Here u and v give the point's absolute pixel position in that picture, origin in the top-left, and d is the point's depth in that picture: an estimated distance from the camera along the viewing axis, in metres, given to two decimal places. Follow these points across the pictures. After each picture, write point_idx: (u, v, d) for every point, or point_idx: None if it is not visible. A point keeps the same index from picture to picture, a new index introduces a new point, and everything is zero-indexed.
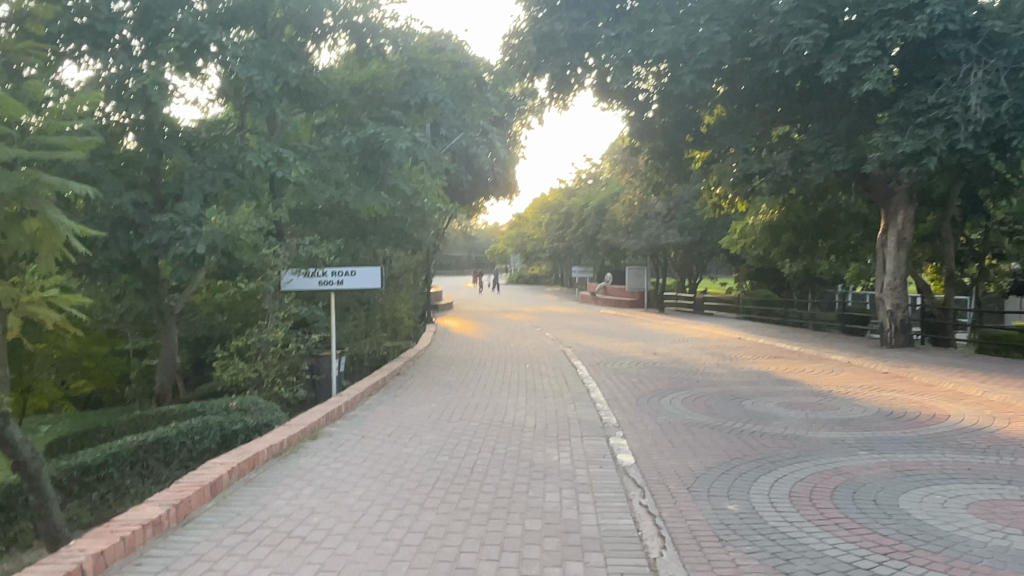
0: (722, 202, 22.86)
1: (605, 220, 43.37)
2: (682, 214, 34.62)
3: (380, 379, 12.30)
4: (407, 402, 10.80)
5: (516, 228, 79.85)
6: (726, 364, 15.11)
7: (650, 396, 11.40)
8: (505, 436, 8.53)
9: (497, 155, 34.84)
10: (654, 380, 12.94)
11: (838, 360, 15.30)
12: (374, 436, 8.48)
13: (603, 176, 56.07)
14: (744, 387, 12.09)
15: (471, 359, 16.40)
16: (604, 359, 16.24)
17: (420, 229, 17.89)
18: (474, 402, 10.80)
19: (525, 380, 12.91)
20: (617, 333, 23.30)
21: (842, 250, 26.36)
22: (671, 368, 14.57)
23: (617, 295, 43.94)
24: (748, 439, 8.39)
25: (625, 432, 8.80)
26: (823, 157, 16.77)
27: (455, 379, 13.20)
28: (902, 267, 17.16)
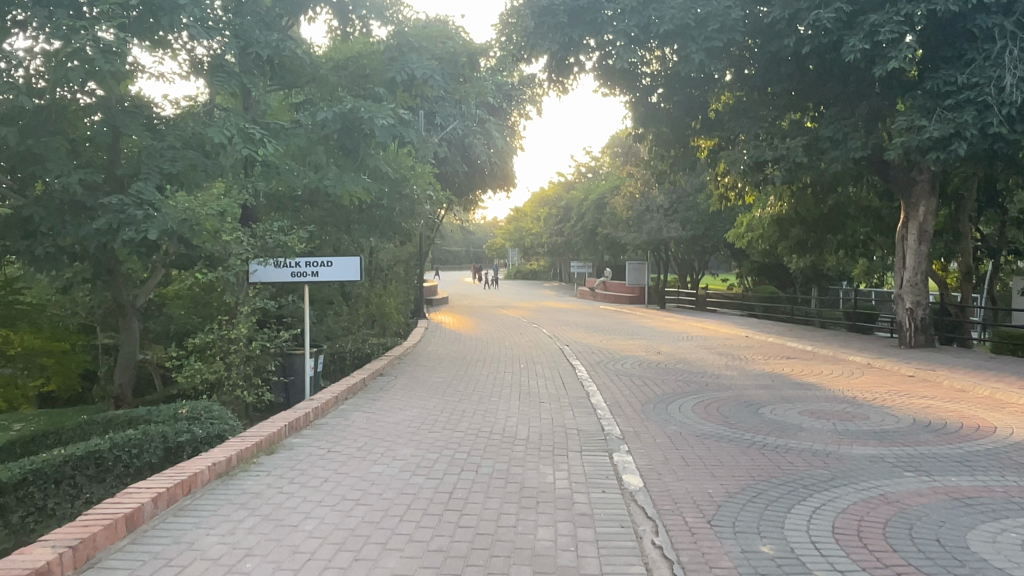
0: (730, 193, 21.73)
1: (605, 214, 42.31)
2: (685, 208, 33.51)
3: (358, 381, 11.17)
4: (386, 407, 9.68)
5: (514, 223, 78.77)
6: (737, 365, 14.00)
7: (657, 401, 10.27)
8: (491, 449, 7.42)
9: (494, 144, 33.89)
10: (660, 383, 11.82)
11: (856, 362, 14.18)
12: (341, 450, 7.37)
13: (603, 169, 54.95)
14: (759, 391, 10.97)
15: (462, 358, 15.27)
16: (605, 359, 15.12)
17: (409, 218, 16.76)
18: (460, 408, 9.68)
19: (518, 383, 11.79)
20: (618, 330, 22.14)
21: (852, 245, 25.26)
22: (677, 369, 13.45)
23: (617, 290, 42.85)
24: (772, 456, 7.27)
25: (629, 446, 7.69)
26: (840, 144, 15.65)
27: (441, 380, 12.07)
28: (923, 261, 16.04)
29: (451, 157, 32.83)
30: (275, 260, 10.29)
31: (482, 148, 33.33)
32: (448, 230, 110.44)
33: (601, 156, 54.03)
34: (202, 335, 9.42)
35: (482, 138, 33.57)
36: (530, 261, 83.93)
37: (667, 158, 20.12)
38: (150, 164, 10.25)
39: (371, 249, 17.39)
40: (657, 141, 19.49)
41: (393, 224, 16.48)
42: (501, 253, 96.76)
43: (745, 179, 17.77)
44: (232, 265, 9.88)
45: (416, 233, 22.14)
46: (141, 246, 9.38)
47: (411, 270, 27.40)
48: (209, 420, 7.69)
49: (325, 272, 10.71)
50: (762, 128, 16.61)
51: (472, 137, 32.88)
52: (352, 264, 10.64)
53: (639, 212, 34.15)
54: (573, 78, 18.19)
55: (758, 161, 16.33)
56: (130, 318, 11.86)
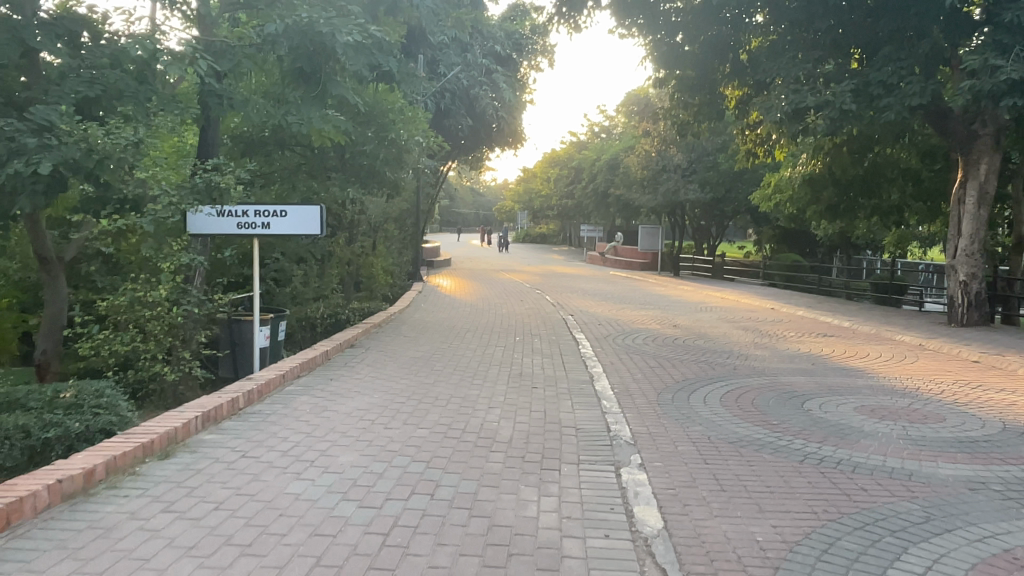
0: (757, 149, 19.57)
1: (618, 174, 40.13)
2: (703, 168, 31.27)
3: (318, 355, 9.35)
4: (340, 390, 7.85)
5: (524, 184, 76.48)
6: (766, 344, 12.10)
7: (676, 390, 8.40)
8: (458, 460, 5.59)
9: (501, 96, 31.66)
10: (678, 364, 9.96)
11: (904, 343, 12.23)
12: (260, 454, 5.56)
13: (617, 130, 52.48)
14: (799, 380, 9.07)
15: (451, 328, 13.40)
16: (616, 333, 13.20)
17: (395, 168, 14.76)
18: (431, 393, 7.84)
19: (508, 361, 9.90)
20: (630, 299, 20.25)
21: (887, 211, 23.10)
22: (698, 347, 11.58)
23: (629, 256, 40.85)
24: (836, 480, 5.39)
25: (643, 457, 5.82)
26: (894, 90, 13.50)
27: (419, 356, 10.18)
28: (981, 227, 13.89)
29: (455, 110, 30.61)
30: (220, 206, 8.53)
31: (488, 101, 31.11)
32: (457, 191, 108.01)
33: (614, 115, 51.51)
34: (113, 298, 7.62)
35: (489, 90, 31.34)
36: (539, 224, 81.76)
37: (690, 109, 17.93)
38: (61, 85, 8.31)
39: (355, 203, 15.46)
40: (679, 87, 17.29)
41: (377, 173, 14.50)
42: (510, 216, 94.54)
43: (780, 132, 15.66)
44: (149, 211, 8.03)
45: (409, 188, 20.12)
46: (36, 184, 7.43)
47: (407, 229, 25.48)
48: (92, 410, 5.91)
49: (278, 223, 8.80)
50: (802, 71, 14.42)
51: (478, 89, 30.64)
52: (311, 215, 8.73)
53: (654, 172, 31.93)
54: (587, 13, 15.95)
55: (798, 109, 14.21)
56: (56, 272, 9.97)
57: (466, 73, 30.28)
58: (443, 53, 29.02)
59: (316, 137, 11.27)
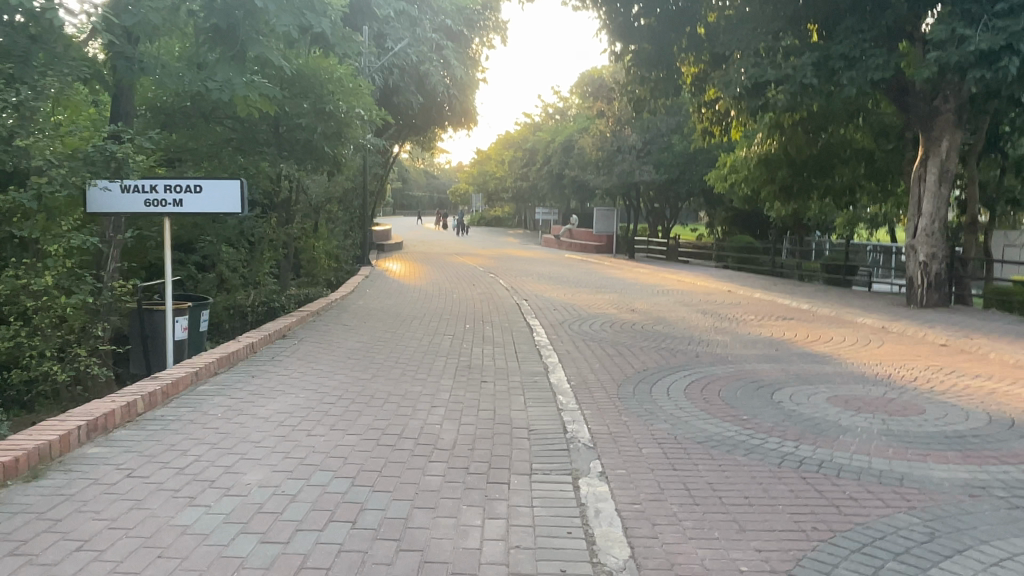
0: (713, 127, 19.00)
1: (572, 155, 39.45)
2: (658, 149, 30.77)
3: (242, 348, 8.36)
4: (261, 389, 6.93)
5: (478, 166, 75.31)
6: (727, 328, 11.55)
7: (637, 380, 7.72)
8: (389, 474, 4.77)
9: (452, 73, 30.53)
10: (638, 352, 9.29)
11: (867, 325, 11.81)
12: (150, 474, 4.66)
13: (571, 111, 51.73)
14: (766, 367, 8.48)
15: (396, 315, 12.50)
16: (572, 318, 12.47)
17: (333, 143, 13.72)
18: (365, 390, 6.97)
19: (455, 352, 9.07)
20: (585, 282, 19.56)
21: (840, 191, 22.93)
22: (657, 333, 10.95)
23: (583, 238, 40.30)
24: (822, 487, 4.73)
25: (604, 463, 5.07)
26: (856, 63, 13.01)
27: (357, 347, 9.28)
28: (942, 206, 13.64)
29: (403, 87, 29.40)
30: (122, 181, 7.72)
31: (439, 79, 29.89)
32: (409, 173, 106.19)
33: (568, 95, 50.68)
34: None
35: (440, 66, 30.15)
36: (493, 206, 80.72)
37: (645, 86, 17.21)
38: None
39: (291, 181, 14.36)
40: (635, 61, 16.52)
41: (313, 148, 13.46)
42: (464, 199, 93.18)
43: (740, 109, 15.09)
44: (31, 183, 6.62)
45: (353, 166, 18.99)
46: None
47: (353, 211, 24.31)
48: None
49: (191, 201, 7.96)
50: (763, 43, 13.84)
51: (428, 65, 29.29)
52: (230, 190, 7.92)
53: (608, 153, 31.30)
54: None
55: (759, 83, 13.62)
56: None
57: (415, 48, 29.07)
58: (389, 26, 27.73)
59: (240, 105, 10.25)
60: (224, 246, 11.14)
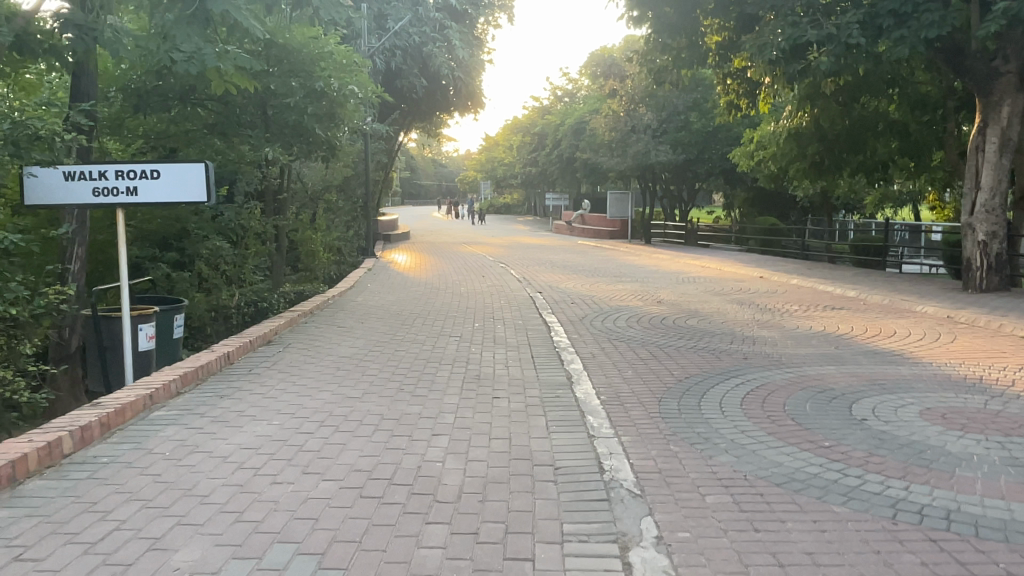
0: (739, 100, 17.91)
1: (583, 138, 38.01)
2: (675, 128, 29.30)
3: (213, 361, 7.13)
4: (227, 415, 5.70)
5: (486, 153, 73.88)
6: (770, 321, 10.23)
7: (681, 392, 6.43)
8: (372, 547, 3.51)
9: (456, 55, 29.16)
10: (675, 354, 8.01)
11: (928, 315, 10.44)
12: (46, 555, 3.46)
13: (581, 93, 50.16)
14: (829, 372, 7.17)
15: (398, 312, 11.22)
16: (594, 313, 11.16)
17: (325, 124, 12.43)
18: (352, 414, 5.71)
19: (461, 359, 7.79)
20: (603, 270, 18.26)
21: (871, 167, 21.42)
22: (693, 328, 9.65)
23: (597, 224, 38.98)
24: (963, 557, 3.43)
25: (659, 523, 3.81)
26: (907, 20, 11.54)
27: (349, 354, 8.01)
28: (1003, 179, 12.12)
29: (406, 70, 28.04)
30: (61, 168, 6.61)
31: (443, 60, 28.59)
32: (417, 162, 104.85)
33: (577, 77, 49.12)
34: None
35: (444, 48, 28.76)
36: (503, 194, 79.29)
37: (667, 55, 15.79)
38: None
39: (281, 167, 13.12)
40: (656, 28, 15.08)
41: (303, 129, 12.22)
42: (473, 187, 91.77)
43: (773, 77, 13.68)
44: None
45: (352, 151, 17.70)
46: None
47: (355, 200, 23.04)
48: None
49: (147, 188, 6.74)
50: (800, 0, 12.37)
51: (431, 46, 28.21)
52: (191, 175, 6.68)
53: (622, 133, 29.84)
54: None
55: (800, 44, 12.23)
56: None
57: (416, 28, 27.65)
58: (391, 7, 26.90)
59: (213, 79, 9.04)
60: (207, 240, 9.86)
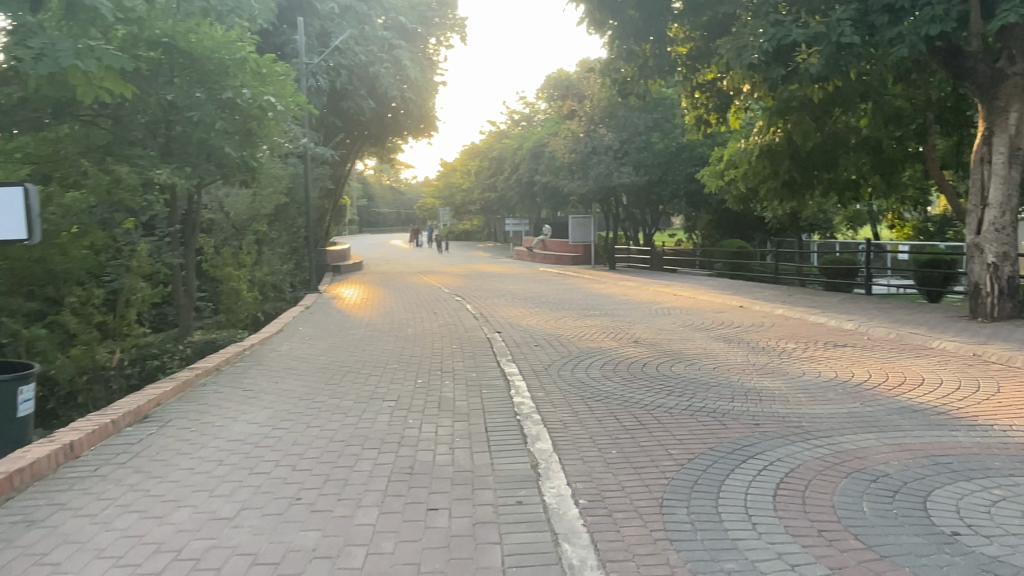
0: (708, 115, 16.55)
1: (542, 161, 36.65)
2: (637, 149, 27.99)
3: (45, 459, 5.14)
4: (16, 567, 3.76)
5: (443, 178, 72.28)
6: (769, 366, 8.61)
7: (688, 488, 4.67)
8: None
9: (407, 75, 27.52)
10: (668, 421, 6.27)
11: (950, 353, 8.93)
12: None
13: (538, 117, 48.73)
14: (872, 447, 5.51)
15: (325, 365, 9.28)
16: (561, 360, 9.37)
17: (238, 143, 10.59)
18: (211, 555, 3.81)
19: (392, 438, 5.92)
20: (567, 302, 16.57)
21: (846, 185, 20.25)
22: (681, 379, 7.93)
23: (559, 249, 37.49)
24: None
25: None
26: (904, 17, 10.24)
27: (242, 435, 6.06)
28: (1014, 193, 10.84)
29: (352, 91, 26.30)
30: None
31: (392, 81, 26.69)
32: (373, 190, 102.79)
33: (534, 100, 47.72)
34: None
35: (391, 68, 26.81)
36: (462, 220, 77.68)
37: (632, 64, 14.35)
38: None
39: (190, 193, 11.12)
40: (620, 34, 13.63)
41: (213, 148, 10.38)
42: (430, 214, 89.85)
43: (753, 85, 12.28)
44: None
45: (283, 175, 15.76)
46: None
47: (295, 231, 21.02)
48: None
49: None
50: None
51: (379, 66, 26.30)
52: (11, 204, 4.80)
53: (582, 155, 28.44)
54: None
55: (785, 44, 10.89)
56: None
57: (363, 47, 25.97)
58: (334, 24, 25.07)
59: (76, 83, 7.22)
60: (83, 282, 8.15)
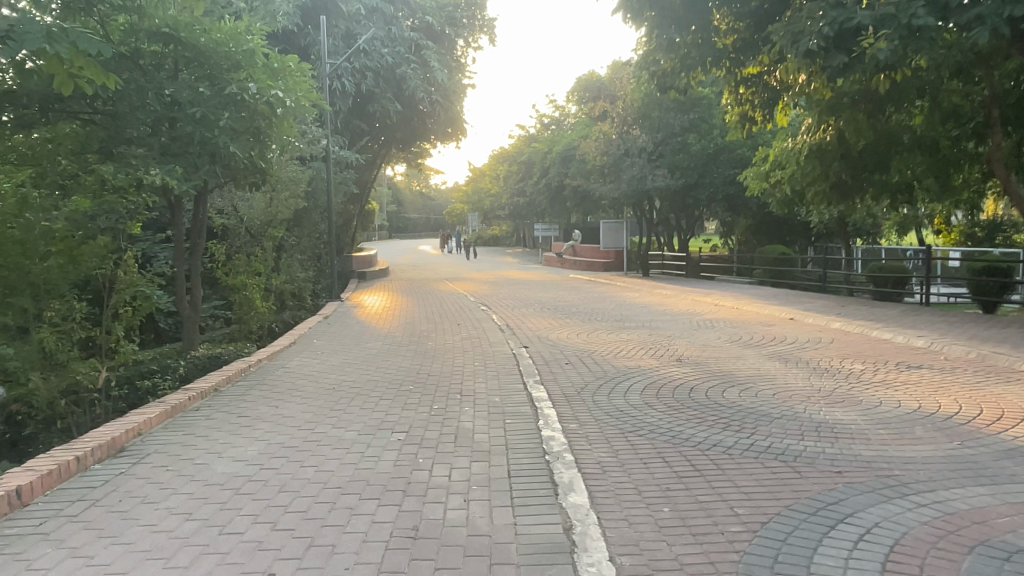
0: (754, 111, 15.94)
1: (572, 165, 35.62)
2: (672, 151, 26.84)
3: None
4: None
5: (472, 184, 71.59)
6: (836, 392, 7.49)
7: (767, 569, 3.63)
8: None
9: (435, 77, 26.69)
10: (727, 466, 5.22)
11: None
12: None
13: (568, 120, 47.66)
14: (990, 506, 4.41)
15: (332, 385, 8.35)
16: (596, 381, 8.35)
17: (245, 142, 9.70)
18: None
19: (398, 484, 4.96)
20: (600, 313, 15.51)
21: (898, 188, 18.87)
22: (737, 408, 6.85)
23: (590, 255, 36.40)
24: None
25: None
26: None
27: (224, 478, 5.16)
28: None
29: (379, 93, 25.59)
30: None
31: (419, 83, 25.93)
32: (402, 195, 102.66)
33: (564, 103, 46.79)
34: None
35: (418, 70, 26.00)
36: (491, 225, 76.96)
37: (673, 56, 13.33)
38: None
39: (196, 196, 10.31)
40: (658, 24, 12.65)
41: (216, 148, 9.51)
42: (459, 219, 89.24)
43: (808, 76, 11.15)
44: None
45: (301, 178, 14.95)
46: None
47: (316, 236, 20.28)
48: None
49: None
50: None
51: (405, 68, 25.51)
52: None
53: (615, 157, 27.32)
54: None
55: (847, 29, 9.84)
56: None
57: (389, 48, 25.24)
58: (360, 24, 24.39)
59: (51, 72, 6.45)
60: (62, 294, 7.39)
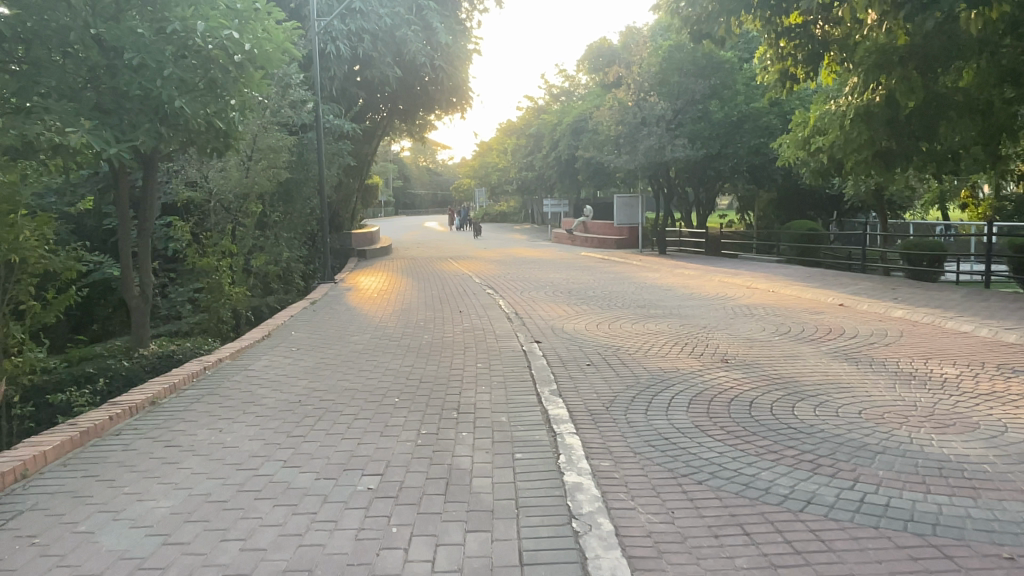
0: (795, 68, 14.68)
1: (584, 136, 33.68)
2: (693, 120, 24.85)
3: None
4: None
5: (479, 158, 69.55)
6: (940, 411, 5.80)
7: None
8: None
9: (437, 41, 24.69)
10: (842, 546, 3.54)
11: None
12: None
13: (578, 91, 45.55)
14: None
15: (298, 397, 6.69)
16: (627, 391, 6.66)
17: (198, 97, 7.99)
18: None
19: None
20: (619, 297, 13.79)
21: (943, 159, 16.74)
22: (823, 437, 5.14)
23: (602, 232, 34.60)
24: None
25: None
26: None
27: (105, 563, 3.54)
28: None
29: (377, 57, 23.59)
30: None
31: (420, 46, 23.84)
32: (408, 171, 100.60)
33: (575, 72, 44.65)
34: None
35: (421, 33, 23.97)
36: (498, 202, 75.02)
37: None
38: None
39: (144, 161, 8.63)
40: None
41: (160, 103, 7.80)
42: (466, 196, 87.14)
43: (877, 17, 9.30)
44: None
45: (283, 146, 13.22)
46: None
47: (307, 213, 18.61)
48: None
49: None
50: None
51: (406, 29, 23.41)
52: None
53: (631, 127, 25.24)
54: None
55: None
56: None
57: (388, 9, 23.28)
58: None
59: None
60: None
